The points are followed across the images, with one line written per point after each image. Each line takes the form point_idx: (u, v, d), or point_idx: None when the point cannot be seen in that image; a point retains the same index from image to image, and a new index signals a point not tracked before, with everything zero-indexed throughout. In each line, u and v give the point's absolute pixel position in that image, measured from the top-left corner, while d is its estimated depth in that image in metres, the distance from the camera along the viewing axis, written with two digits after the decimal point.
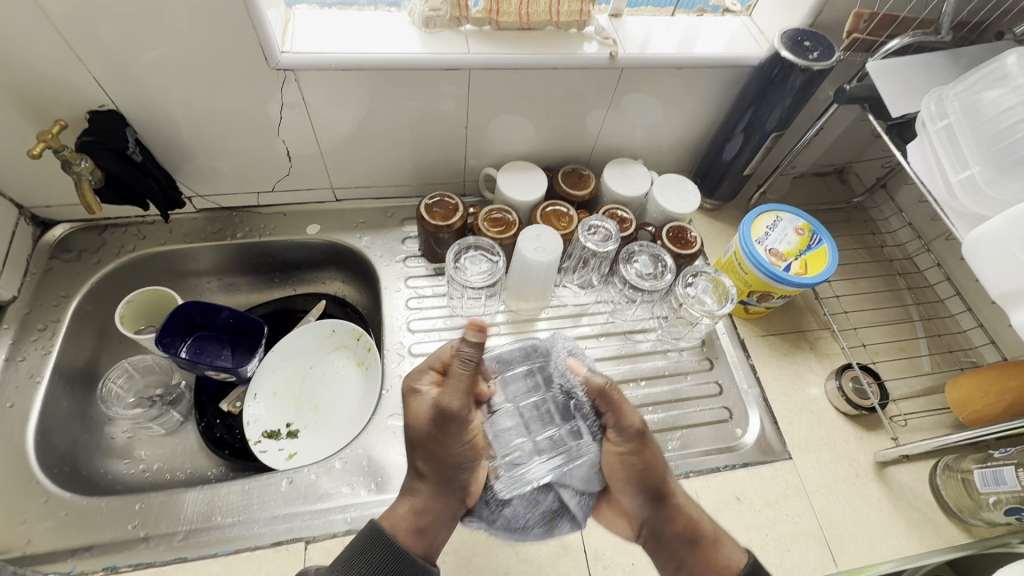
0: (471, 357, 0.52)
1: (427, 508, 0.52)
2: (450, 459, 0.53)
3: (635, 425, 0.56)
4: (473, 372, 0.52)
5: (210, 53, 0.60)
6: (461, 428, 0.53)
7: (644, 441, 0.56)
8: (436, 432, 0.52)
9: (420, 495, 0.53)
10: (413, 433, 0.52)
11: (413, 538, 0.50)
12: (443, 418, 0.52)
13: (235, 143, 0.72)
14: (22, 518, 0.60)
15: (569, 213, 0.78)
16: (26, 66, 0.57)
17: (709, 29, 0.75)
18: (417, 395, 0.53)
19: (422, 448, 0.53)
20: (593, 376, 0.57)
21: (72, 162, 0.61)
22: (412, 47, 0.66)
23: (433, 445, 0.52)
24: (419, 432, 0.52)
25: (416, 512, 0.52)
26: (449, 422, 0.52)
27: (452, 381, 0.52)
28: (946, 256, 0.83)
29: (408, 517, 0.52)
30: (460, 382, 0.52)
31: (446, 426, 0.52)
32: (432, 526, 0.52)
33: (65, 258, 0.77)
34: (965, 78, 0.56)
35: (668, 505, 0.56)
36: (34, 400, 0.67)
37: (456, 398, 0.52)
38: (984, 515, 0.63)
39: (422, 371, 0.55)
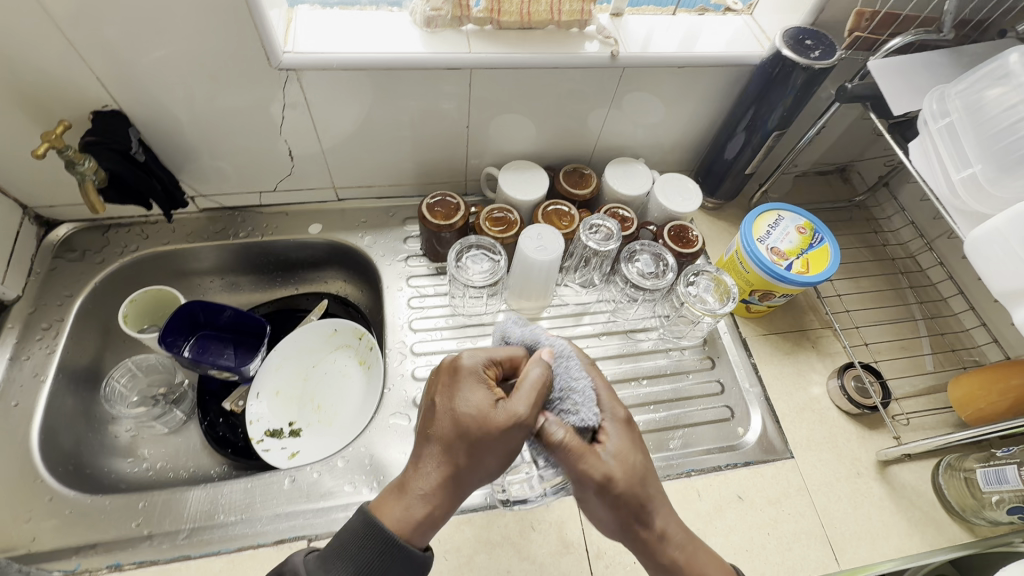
0: (549, 375, 0.50)
1: (434, 514, 0.47)
2: (485, 468, 0.47)
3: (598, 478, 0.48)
4: (547, 386, 0.49)
5: (212, 53, 0.60)
6: (515, 446, 0.48)
7: (608, 493, 0.48)
8: (492, 440, 0.46)
9: (434, 496, 0.47)
10: (461, 424, 0.47)
11: (417, 536, 0.47)
12: (508, 427, 0.47)
13: (237, 143, 0.73)
14: (26, 516, 0.60)
15: (570, 212, 0.79)
16: (30, 67, 0.58)
17: (710, 28, 0.75)
18: (480, 392, 0.48)
19: (463, 450, 0.47)
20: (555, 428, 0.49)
21: (76, 162, 0.61)
22: (413, 46, 0.66)
23: (479, 450, 0.47)
24: (471, 424, 0.47)
25: (430, 512, 0.47)
26: (512, 431, 0.47)
27: (528, 390, 0.48)
28: (948, 255, 0.83)
29: (416, 519, 0.47)
30: (535, 391, 0.48)
31: (507, 435, 0.47)
32: (431, 527, 0.48)
33: (68, 258, 0.77)
34: (966, 76, 0.56)
35: (648, 544, 0.50)
36: (38, 399, 0.68)
37: (529, 408, 0.47)
38: (986, 514, 0.63)
39: (479, 361, 0.51)
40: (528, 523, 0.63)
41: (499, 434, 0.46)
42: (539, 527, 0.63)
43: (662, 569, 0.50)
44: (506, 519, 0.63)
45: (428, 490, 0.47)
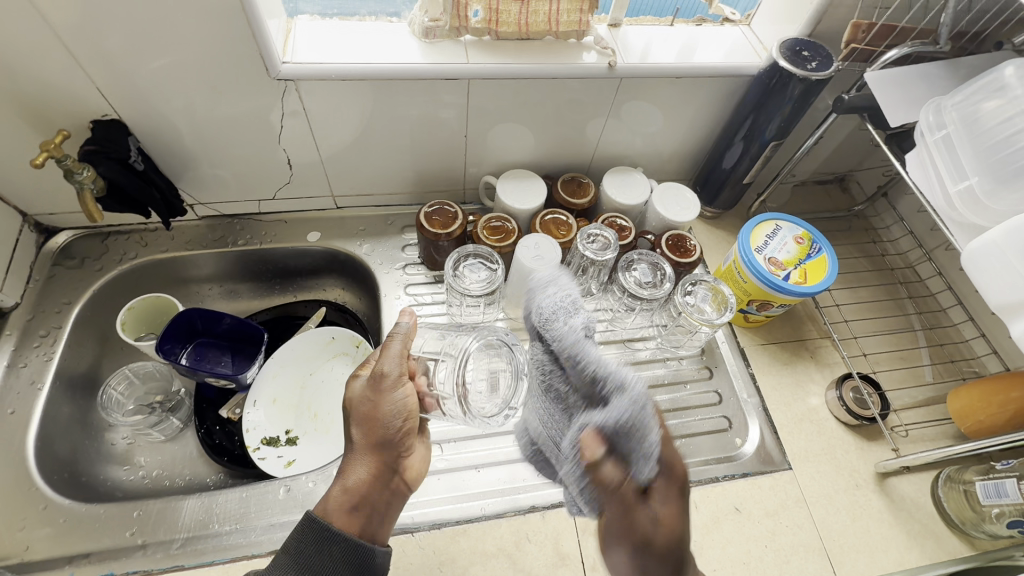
0: (404, 335, 0.60)
1: (357, 483, 0.54)
2: (383, 425, 0.57)
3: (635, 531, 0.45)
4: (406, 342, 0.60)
5: (211, 64, 0.61)
6: (390, 395, 0.57)
7: (647, 552, 0.45)
8: (367, 397, 0.58)
9: (358, 471, 0.55)
10: (350, 411, 0.59)
11: (345, 514, 0.52)
12: (376, 386, 0.58)
13: (236, 151, 0.73)
14: (20, 525, 0.60)
15: (568, 221, 0.79)
16: (30, 77, 0.58)
17: (707, 39, 0.75)
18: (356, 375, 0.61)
19: (359, 418, 0.58)
20: (593, 454, 0.47)
21: (74, 171, 0.62)
22: (411, 57, 0.67)
23: (369, 410, 0.57)
24: (355, 409, 0.58)
25: (349, 486, 0.54)
26: (386, 394, 0.57)
27: (386, 350, 0.60)
28: (947, 266, 0.83)
29: (341, 497, 0.53)
30: (393, 353, 0.59)
31: (377, 389, 0.58)
32: (359, 501, 0.53)
33: (67, 265, 0.78)
34: (962, 89, 0.56)
35: None
36: (35, 406, 0.68)
37: (389, 364, 0.58)
38: (986, 528, 0.63)
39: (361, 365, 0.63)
40: (524, 534, 0.63)
41: (372, 392, 0.58)
42: (535, 538, 0.62)
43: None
44: (501, 530, 0.63)
45: (355, 467, 0.56)
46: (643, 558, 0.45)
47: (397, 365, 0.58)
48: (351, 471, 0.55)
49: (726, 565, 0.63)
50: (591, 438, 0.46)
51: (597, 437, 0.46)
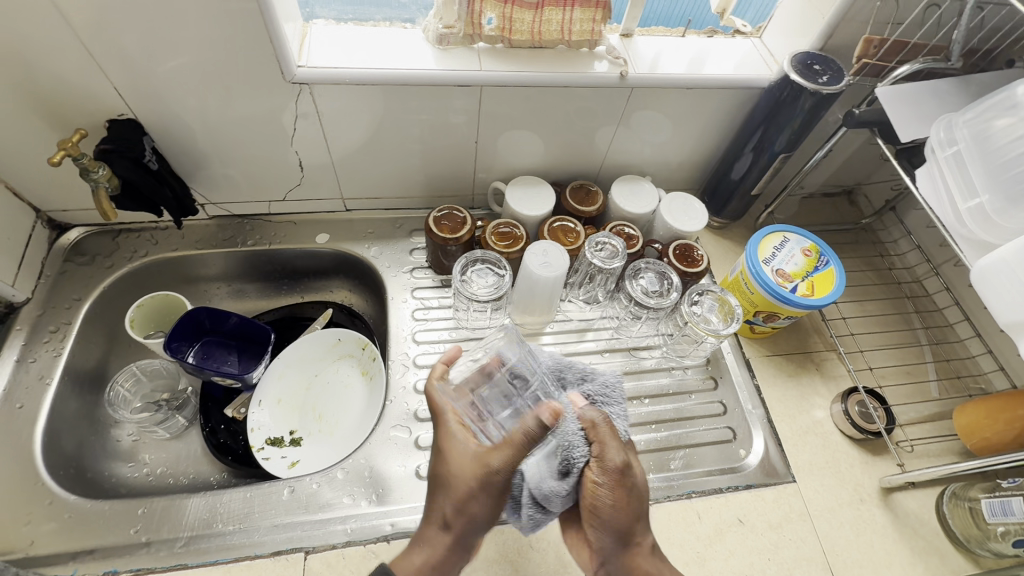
0: (537, 434, 0.49)
1: (438, 561, 0.49)
2: (474, 519, 0.50)
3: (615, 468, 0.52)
4: (532, 441, 0.50)
5: (228, 65, 0.62)
6: (497, 494, 0.50)
7: (621, 482, 0.52)
8: (474, 485, 0.50)
9: (434, 547, 0.50)
10: (448, 484, 0.50)
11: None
12: (484, 478, 0.50)
13: (249, 153, 0.74)
14: (26, 519, 0.60)
15: (575, 229, 0.79)
16: (51, 75, 0.59)
17: (718, 50, 0.76)
18: (459, 437, 0.53)
19: (454, 497, 0.50)
20: (588, 410, 0.54)
21: (90, 170, 0.63)
22: (424, 63, 0.67)
23: (466, 497, 0.50)
24: (455, 488, 0.50)
25: (432, 567, 0.49)
26: (489, 486, 0.50)
27: (510, 443, 0.50)
28: (955, 281, 0.83)
29: (420, 567, 0.49)
30: (517, 447, 0.50)
31: (487, 484, 0.50)
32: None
33: (78, 261, 0.78)
34: (975, 106, 0.56)
35: (631, 552, 0.53)
36: (43, 401, 0.68)
37: (506, 460, 0.50)
38: (991, 546, 0.62)
39: (445, 415, 0.55)
40: (527, 541, 0.63)
41: (479, 484, 0.50)
42: (537, 546, 0.62)
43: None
44: (504, 536, 0.63)
45: (432, 541, 0.50)
46: (615, 486, 0.52)
47: (513, 463, 0.50)
48: (431, 542, 0.50)
49: None
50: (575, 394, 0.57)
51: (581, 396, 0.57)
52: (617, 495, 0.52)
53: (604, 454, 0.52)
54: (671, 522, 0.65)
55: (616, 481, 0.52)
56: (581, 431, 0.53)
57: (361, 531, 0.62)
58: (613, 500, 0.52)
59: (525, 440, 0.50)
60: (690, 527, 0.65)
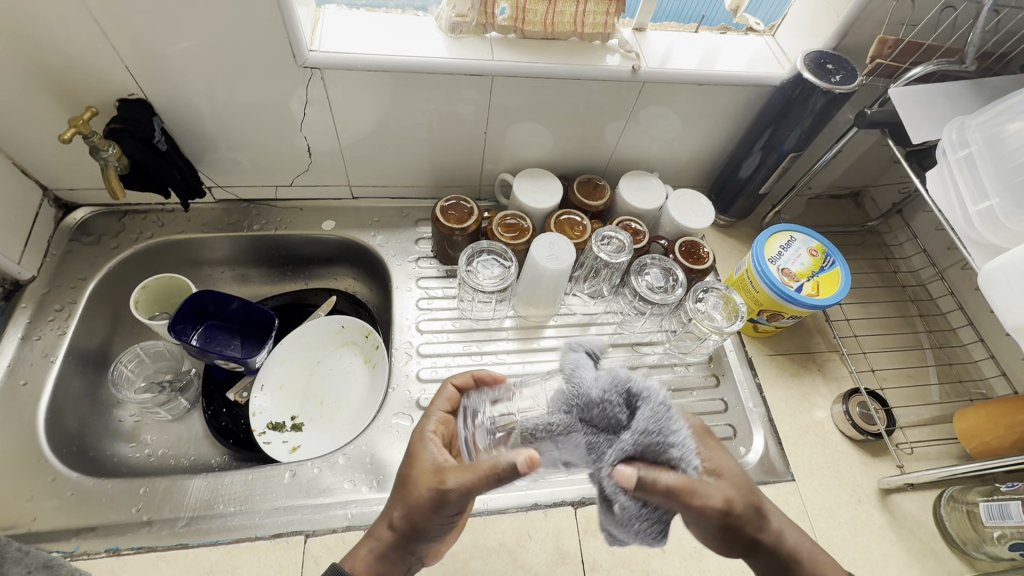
0: (503, 475, 0.43)
1: (385, 557, 0.49)
2: (418, 529, 0.48)
3: (718, 507, 0.43)
4: (495, 477, 0.44)
5: (239, 49, 0.62)
6: (444, 512, 0.47)
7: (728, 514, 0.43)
8: (421, 498, 0.47)
9: (380, 539, 0.49)
10: (405, 482, 0.49)
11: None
12: (439, 496, 0.46)
13: (257, 137, 0.74)
14: (29, 495, 0.61)
15: (582, 222, 0.79)
16: (61, 51, 0.59)
17: (731, 47, 0.76)
18: (429, 443, 0.51)
19: (403, 502, 0.48)
20: (654, 486, 0.40)
21: (101, 148, 0.63)
22: (436, 51, 0.67)
23: (415, 505, 0.47)
24: (410, 490, 0.48)
25: (376, 554, 0.49)
26: (442, 505, 0.46)
27: (472, 470, 0.45)
28: (960, 285, 0.83)
29: (369, 561, 0.48)
30: (474, 477, 0.44)
31: (435, 502, 0.46)
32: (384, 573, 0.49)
33: (84, 241, 0.78)
34: (988, 109, 0.56)
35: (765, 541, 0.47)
36: (47, 379, 0.68)
37: (460, 488, 0.45)
38: (987, 550, 0.63)
39: (432, 417, 0.53)
40: (525, 530, 0.63)
41: (427, 500, 0.46)
42: (536, 536, 0.63)
43: (782, 553, 0.47)
44: (503, 526, 0.63)
45: (381, 537, 0.49)
46: (725, 523, 0.44)
47: (472, 491, 0.45)
48: (379, 534, 0.49)
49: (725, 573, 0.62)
50: (623, 467, 0.40)
51: (632, 460, 0.41)
52: (732, 520, 0.44)
53: (705, 503, 0.42)
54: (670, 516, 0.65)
55: (725, 516, 0.44)
56: (647, 503, 0.41)
57: (362, 516, 0.62)
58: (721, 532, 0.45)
59: (482, 477, 0.44)
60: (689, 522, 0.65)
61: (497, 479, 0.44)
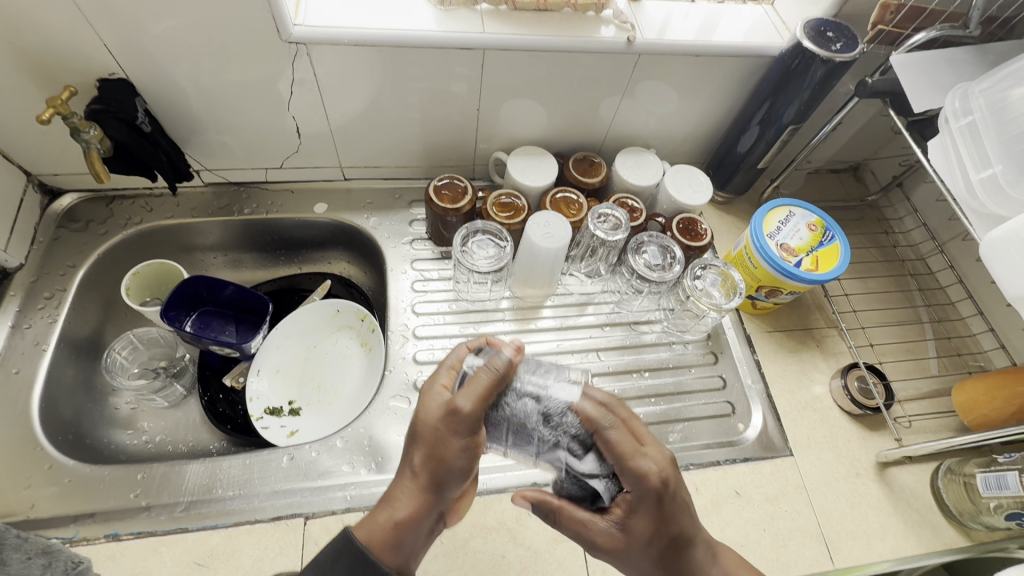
0: (497, 370, 0.46)
1: (404, 521, 0.47)
2: (444, 463, 0.47)
3: (651, 479, 0.44)
4: (500, 380, 0.46)
5: (221, 27, 0.59)
6: (466, 436, 0.46)
7: (663, 497, 0.45)
8: (439, 430, 0.46)
9: (398, 503, 0.48)
10: (417, 427, 0.48)
11: (389, 551, 0.46)
12: (452, 420, 0.46)
13: (245, 118, 0.72)
14: (25, 483, 0.60)
15: (578, 201, 0.78)
16: (37, 30, 0.57)
17: (729, 16, 0.74)
18: (436, 388, 0.49)
19: (421, 447, 0.47)
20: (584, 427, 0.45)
21: (81, 130, 0.61)
22: (426, 24, 0.65)
23: (433, 442, 0.46)
24: (423, 429, 0.47)
25: (397, 522, 0.47)
26: (455, 426, 0.46)
27: (477, 384, 0.46)
28: (959, 258, 0.82)
29: (384, 526, 0.47)
30: (481, 386, 0.46)
31: (453, 425, 0.46)
32: (401, 539, 0.47)
33: (71, 228, 0.77)
34: (992, 75, 0.55)
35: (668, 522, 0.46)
36: (39, 367, 0.68)
37: (472, 404, 0.45)
38: (984, 520, 0.63)
39: (440, 370, 0.51)
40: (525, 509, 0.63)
41: (442, 428, 0.46)
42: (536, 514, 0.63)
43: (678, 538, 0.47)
44: (502, 505, 0.63)
45: (399, 499, 0.48)
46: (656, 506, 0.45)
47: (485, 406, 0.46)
48: (395, 496, 0.48)
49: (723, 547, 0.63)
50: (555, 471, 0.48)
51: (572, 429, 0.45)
52: (662, 496, 0.45)
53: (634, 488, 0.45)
54: None
55: (657, 491, 0.45)
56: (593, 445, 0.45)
57: (361, 498, 0.62)
58: (660, 522, 0.46)
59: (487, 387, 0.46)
60: None
61: (501, 381, 0.46)
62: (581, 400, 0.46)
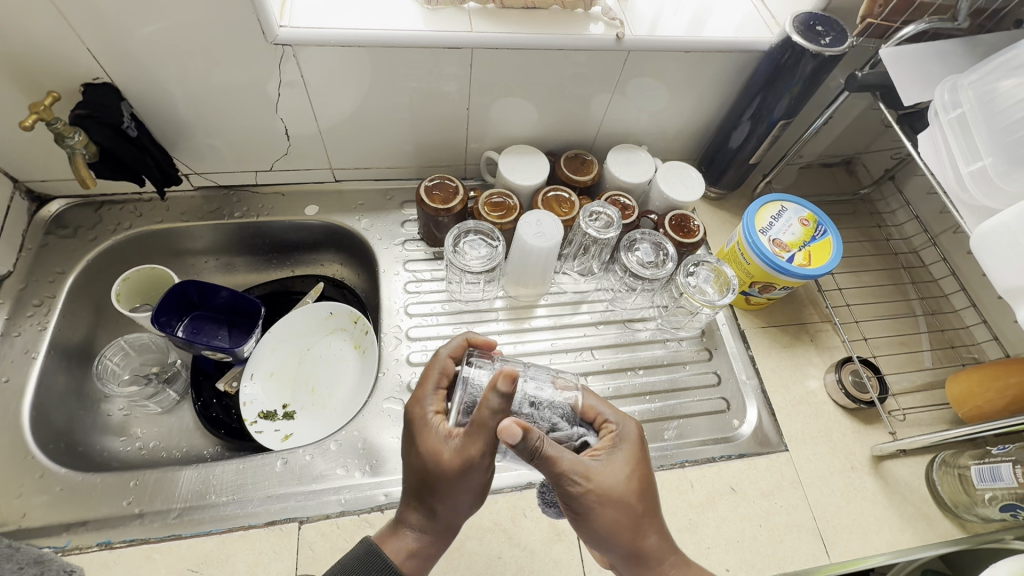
0: (497, 409, 0.44)
1: (427, 545, 0.49)
2: (462, 498, 0.48)
3: (626, 428, 0.50)
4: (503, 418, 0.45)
5: (206, 29, 0.59)
6: (483, 474, 0.47)
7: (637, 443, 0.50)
8: (457, 474, 0.46)
9: (418, 530, 0.49)
10: (430, 471, 0.47)
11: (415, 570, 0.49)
12: (469, 464, 0.46)
13: (234, 121, 0.71)
14: (17, 492, 0.60)
15: (570, 199, 0.78)
16: (19, 35, 0.56)
17: (719, 11, 0.73)
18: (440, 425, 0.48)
19: (438, 488, 0.47)
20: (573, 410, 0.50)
21: (65, 135, 0.60)
22: (414, 23, 0.65)
23: (449, 483, 0.47)
24: (438, 472, 0.47)
25: (421, 548, 0.49)
26: (472, 468, 0.46)
27: (485, 428, 0.45)
28: (952, 250, 0.83)
29: (409, 553, 0.48)
30: (490, 430, 0.45)
31: (470, 468, 0.46)
32: (425, 559, 0.49)
33: (60, 234, 0.76)
34: (980, 67, 0.55)
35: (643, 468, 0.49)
36: (29, 375, 0.67)
37: (483, 448, 0.45)
38: (978, 511, 0.63)
39: (428, 394, 0.51)
40: (520, 509, 0.63)
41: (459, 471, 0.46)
42: (531, 514, 0.63)
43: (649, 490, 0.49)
44: (497, 506, 0.63)
45: (418, 528, 0.49)
46: (632, 450, 0.49)
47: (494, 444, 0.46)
48: (413, 526, 0.49)
49: (719, 543, 0.63)
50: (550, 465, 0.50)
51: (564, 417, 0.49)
52: (637, 444, 0.50)
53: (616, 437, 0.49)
54: (663, 490, 0.66)
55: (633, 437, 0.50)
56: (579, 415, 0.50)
57: (356, 501, 0.62)
58: (635, 466, 0.48)
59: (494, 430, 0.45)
60: (683, 495, 0.66)
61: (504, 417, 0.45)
62: (567, 389, 0.50)
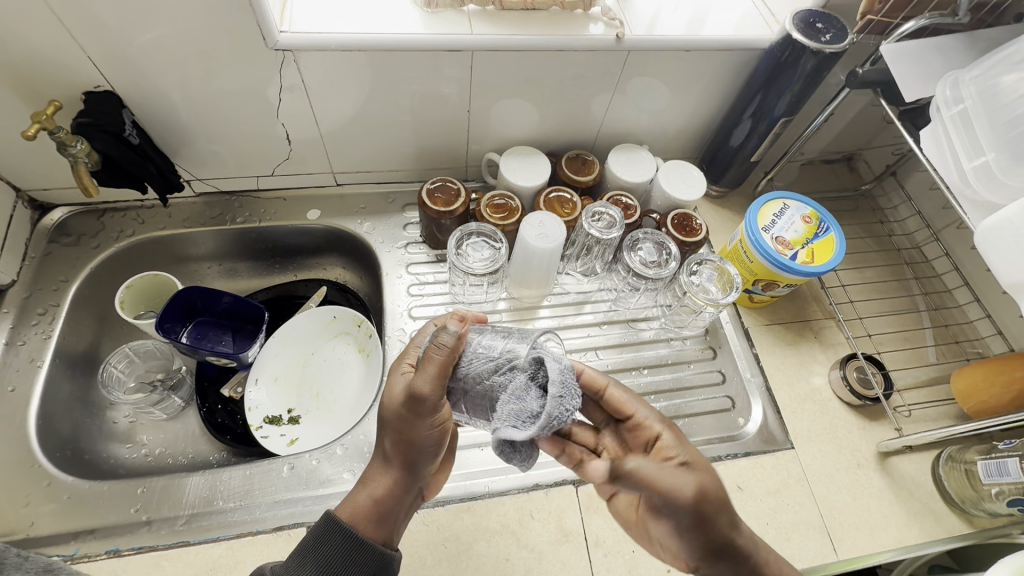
0: (448, 346, 0.45)
1: (382, 498, 0.50)
2: (416, 445, 0.49)
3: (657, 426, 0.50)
4: (451, 358, 0.45)
5: (206, 36, 0.59)
6: (430, 417, 0.47)
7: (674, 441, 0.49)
8: (403, 414, 0.48)
9: (378, 483, 0.50)
10: (385, 413, 0.50)
11: (371, 525, 0.49)
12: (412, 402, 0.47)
13: (235, 127, 0.71)
14: (25, 501, 0.60)
15: (572, 199, 0.78)
16: (20, 45, 0.56)
17: (718, 10, 0.73)
18: (402, 373, 0.52)
19: (391, 431, 0.50)
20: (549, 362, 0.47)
21: (68, 144, 0.60)
22: (413, 26, 0.65)
23: (400, 426, 0.49)
24: (390, 413, 0.49)
25: (376, 498, 0.50)
26: (417, 409, 0.47)
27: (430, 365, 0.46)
28: (954, 245, 0.82)
29: (366, 506, 0.49)
30: (435, 367, 0.46)
31: (414, 410, 0.47)
32: (382, 515, 0.49)
33: (62, 242, 0.76)
34: (982, 62, 0.55)
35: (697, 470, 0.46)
36: (35, 384, 0.67)
37: (427, 385, 0.46)
38: (985, 506, 0.63)
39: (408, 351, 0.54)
40: (528, 511, 0.63)
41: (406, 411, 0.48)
42: (538, 516, 0.63)
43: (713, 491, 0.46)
44: (505, 508, 0.63)
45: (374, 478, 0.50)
46: (676, 452, 0.48)
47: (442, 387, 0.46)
48: (373, 478, 0.51)
49: None
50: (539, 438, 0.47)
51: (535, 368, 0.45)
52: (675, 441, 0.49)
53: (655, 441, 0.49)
54: None
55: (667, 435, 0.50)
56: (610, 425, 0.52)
57: None
58: (688, 468, 0.46)
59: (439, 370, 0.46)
60: None
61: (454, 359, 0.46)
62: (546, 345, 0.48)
